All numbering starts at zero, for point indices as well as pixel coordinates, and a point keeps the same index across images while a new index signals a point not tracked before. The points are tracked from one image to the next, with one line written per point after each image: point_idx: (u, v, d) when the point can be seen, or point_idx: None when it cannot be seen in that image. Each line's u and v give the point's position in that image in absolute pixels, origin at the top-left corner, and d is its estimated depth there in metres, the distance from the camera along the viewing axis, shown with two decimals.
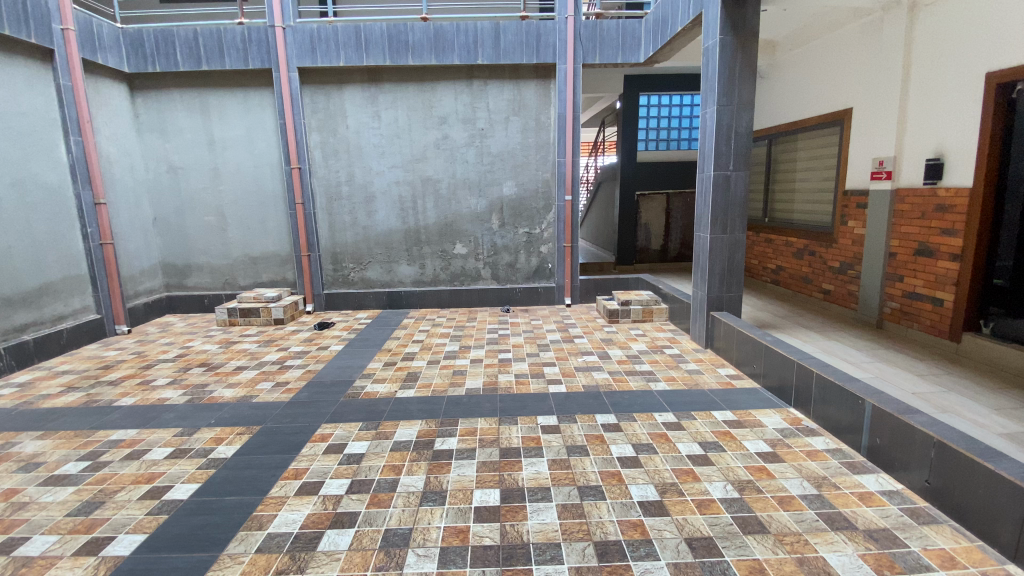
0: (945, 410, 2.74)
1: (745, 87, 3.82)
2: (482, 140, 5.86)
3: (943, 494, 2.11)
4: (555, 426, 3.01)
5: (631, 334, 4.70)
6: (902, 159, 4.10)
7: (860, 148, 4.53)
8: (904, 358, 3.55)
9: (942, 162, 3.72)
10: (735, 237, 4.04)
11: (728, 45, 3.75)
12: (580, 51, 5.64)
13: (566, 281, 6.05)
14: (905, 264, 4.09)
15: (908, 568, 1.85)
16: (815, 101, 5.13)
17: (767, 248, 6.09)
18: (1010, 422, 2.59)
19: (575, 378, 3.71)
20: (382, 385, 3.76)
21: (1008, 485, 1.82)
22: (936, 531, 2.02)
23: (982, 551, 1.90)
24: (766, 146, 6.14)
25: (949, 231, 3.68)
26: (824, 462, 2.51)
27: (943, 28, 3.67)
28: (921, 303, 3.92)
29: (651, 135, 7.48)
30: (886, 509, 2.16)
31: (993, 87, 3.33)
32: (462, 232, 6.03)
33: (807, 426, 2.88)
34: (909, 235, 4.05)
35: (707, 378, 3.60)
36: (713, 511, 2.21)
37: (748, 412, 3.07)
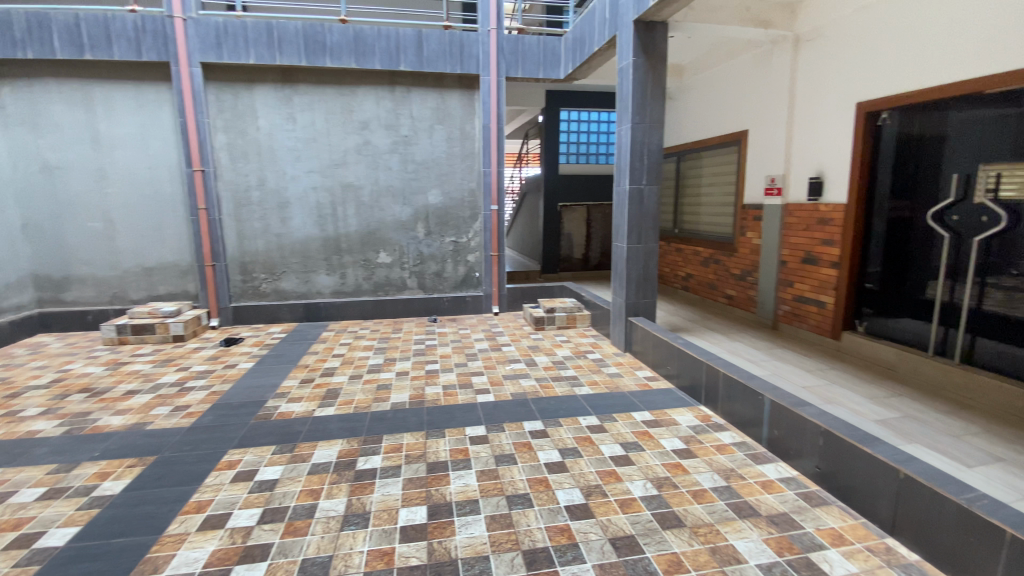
0: (830, 401, 3.07)
1: (656, 106, 4.07)
2: (406, 147, 5.75)
3: (831, 477, 2.36)
4: (483, 437, 2.99)
5: (556, 340, 4.81)
6: (790, 177, 4.57)
7: (756, 166, 5.00)
8: (795, 355, 3.95)
9: (822, 181, 4.20)
10: (649, 246, 4.27)
11: (640, 66, 3.99)
12: (503, 64, 5.72)
13: (494, 289, 6.05)
14: (794, 271, 4.55)
15: (804, 548, 2.03)
16: (717, 122, 5.59)
17: (677, 256, 6.52)
18: (882, 409, 2.95)
19: (503, 387, 3.71)
20: (299, 404, 3.53)
21: (884, 466, 2.06)
22: (826, 512, 2.24)
23: (865, 528, 2.14)
24: (675, 163, 6.59)
25: (828, 241, 4.16)
26: (731, 455, 2.71)
27: (821, 62, 4.16)
28: (808, 305, 4.39)
29: (572, 149, 7.75)
30: (785, 495, 2.37)
31: (862, 116, 3.82)
32: (386, 241, 5.86)
33: (716, 421, 3.10)
34: (796, 245, 4.52)
35: (627, 380, 3.77)
36: (635, 509, 2.30)
37: (665, 411, 3.24)
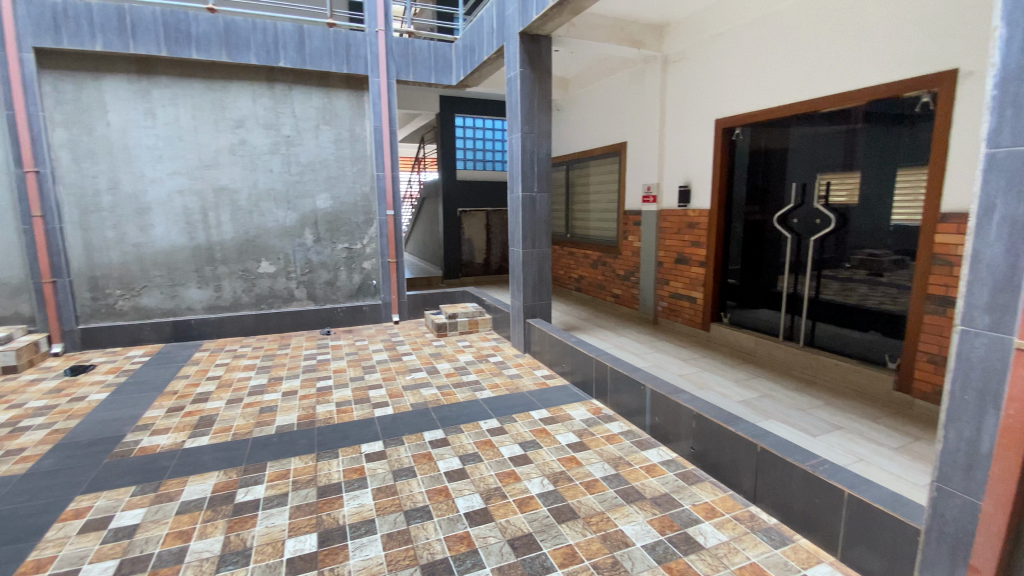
0: (702, 386, 3.41)
1: (544, 117, 4.24)
2: (288, 148, 5.39)
3: (703, 456, 2.61)
4: (379, 452, 2.88)
5: (458, 346, 4.79)
6: (663, 185, 5.00)
7: (633, 175, 5.40)
8: (673, 346, 4.33)
9: (690, 189, 4.66)
10: (543, 250, 4.42)
11: (527, 77, 4.13)
12: (393, 67, 5.60)
13: (393, 297, 5.85)
14: (669, 270, 4.99)
15: (682, 523, 2.22)
16: (599, 133, 5.96)
17: (570, 259, 6.83)
18: (743, 390, 3.35)
19: (402, 398, 3.61)
20: (165, 437, 3.13)
21: (745, 442, 2.33)
22: (701, 488, 2.48)
23: (732, 498, 2.39)
24: (564, 171, 6.91)
25: (696, 243, 4.63)
26: (619, 444, 2.89)
27: (685, 82, 4.62)
28: (683, 301, 4.84)
29: (469, 155, 7.81)
30: (666, 476, 2.58)
31: (720, 131, 4.30)
32: (268, 249, 5.44)
33: (606, 413, 3.29)
34: (670, 247, 4.95)
35: (526, 381, 3.86)
36: (532, 507, 2.36)
37: (560, 408, 3.37)
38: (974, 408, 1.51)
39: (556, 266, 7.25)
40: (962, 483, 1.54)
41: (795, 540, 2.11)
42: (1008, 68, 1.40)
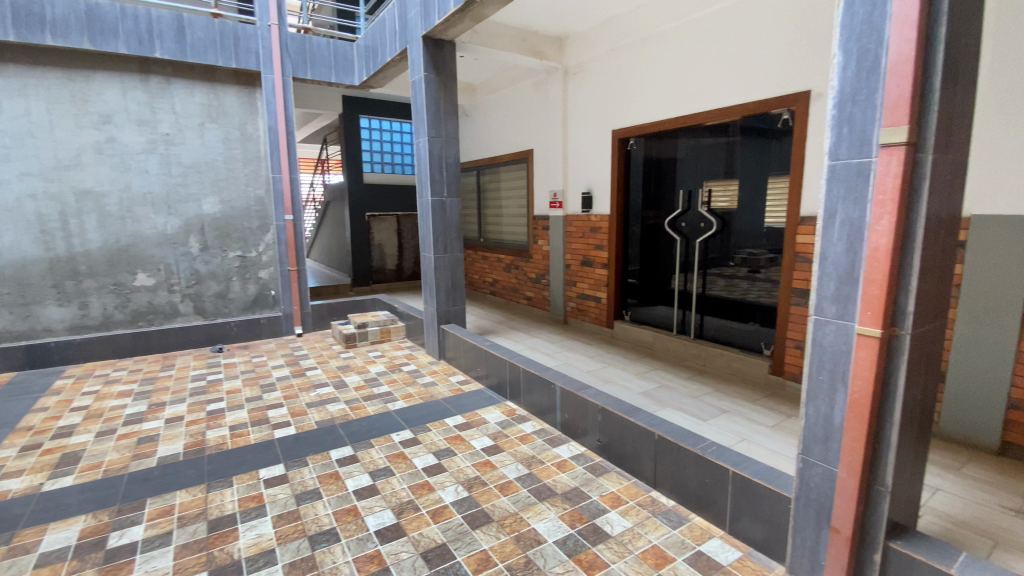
0: (607, 381, 3.59)
1: (450, 122, 4.23)
2: (167, 147, 4.87)
3: (609, 448, 2.74)
4: (280, 476, 2.69)
5: (368, 356, 4.61)
6: (568, 191, 5.20)
7: (540, 181, 5.56)
8: (582, 345, 4.51)
9: (592, 195, 4.89)
10: (454, 256, 4.40)
11: (432, 81, 4.10)
12: (289, 64, 5.28)
13: (295, 308, 5.49)
14: (576, 272, 5.19)
15: (591, 515, 2.31)
16: (506, 139, 6.07)
17: (484, 263, 6.86)
18: (645, 382, 3.58)
19: (306, 416, 3.40)
20: (17, 481, 2.67)
21: (644, 431, 2.49)
22: (607, 479, 2.60)
23: (635, 485, 2.54)
24: (474, 176, 6.94)
25: (599, 246, 4.86)
26: (532, 443, 2.95)
27: (585, 93, 4.85)
28: (589, 301, 5.06)
29: (376, 158, 7.59)
30: (575, 470, 2.67)
31: (617, 141, 4.56)
32: (145, 259, 4.87)
33: (519, 414, 3.34)
34: (576, 250, 5.16)
35: (440, 388, 3.80)
36: (446, 516, 2.32)
37: (475, 412, 3.37)
38: (827, 387, 1.74)
39: (470, 270, 7.24)
40: (822, 454, 1.77)
41: (690, 519, 2.28)
42: (843, 92, 1.64)
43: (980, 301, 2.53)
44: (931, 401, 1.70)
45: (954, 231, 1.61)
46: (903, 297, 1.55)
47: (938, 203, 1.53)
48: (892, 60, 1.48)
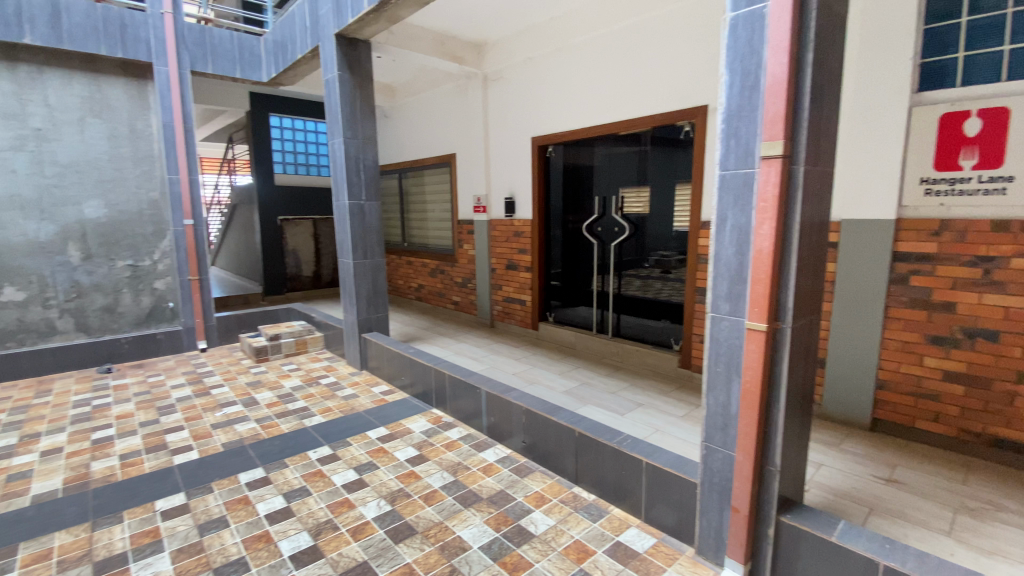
0: (533, 382, 3.65)
1: (367, 124, 4.11)
2: (39, 143, 4.29)
3: (533, 449, 2.78)
4: (181, 506, 2.45)
5: (283, 370, 4.34)
6: (491, 195, 5.23)
7: (463, 185, 5.55)
8: (508, 347, 4.56)
9: (514, 200, 4.97)
10: (375, 261, 4.27)
11: (347, 81, 3.96)
12: (186, 56, 4.86)
13: (197, 320, 5.04)
14: (501, 276, 5.24)
15: (515, 516, 2.33)
16: (428, 142, 5.99)
17: (407, 268, 6.71)
18: (568, 381, 3.68)
19: (211, 438, 3.13)
20: None
21: (566, 429, 2.56)
22: (532, 479, 2.63)
23: (559, 483, 2.60)
24: (394, 179, 6.79)
25: (523, 250, 4.95)
26: (457, 450, 2.92)
27: (505, 99, 4.91)
28: (514, 304, 5.13)
29: (289, 158, 7.20)
30: (500, 473, 2.68)
31: (537, 148, 4.67)
32: (12, 270, 4.25)
33: (445, 421, 3.30)
34: (500, 254, 5.21)
35: (362, 400, 3.66)
36: (367, 533, 2.24)
37: (399, 422, 3.28)
38: (724, 378, 1.89)
39: (393, 276, 7.06)
40: (722, 440, 1.92)
41: (609, 511, 2.38)
42: (730, 108, 1.80)
43: (851, 296, 2.86)
44: (810, 386, 1.90)
45: (824, 234, 1.81)
46: (783, 293, 1.72)
47: (810, 210, 1.72)
48: (769, 80, 1.64)
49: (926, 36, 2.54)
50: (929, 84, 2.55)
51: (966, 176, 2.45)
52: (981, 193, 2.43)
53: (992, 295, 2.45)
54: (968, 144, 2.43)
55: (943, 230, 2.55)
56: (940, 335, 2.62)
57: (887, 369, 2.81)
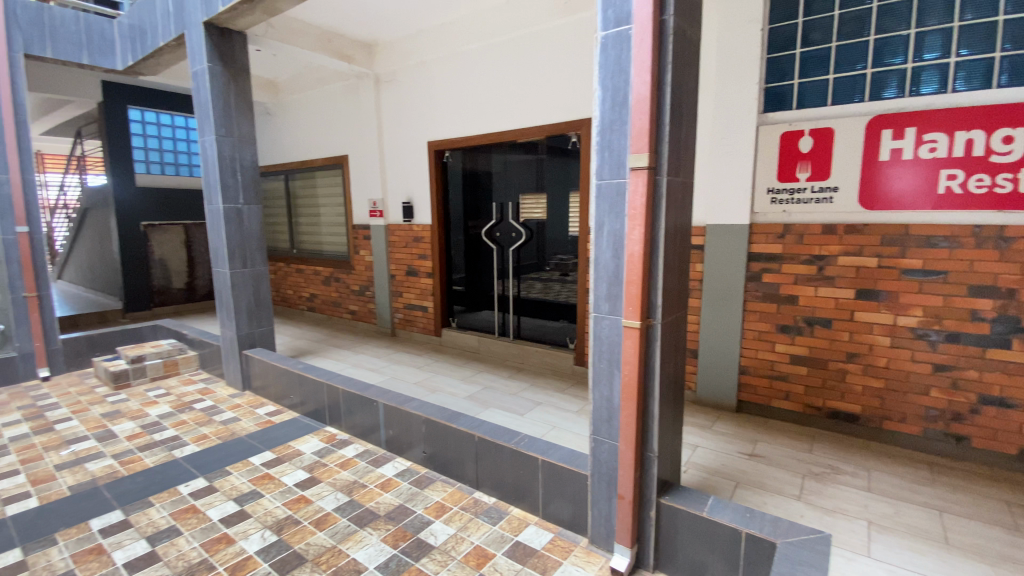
0: (434, 390, 3.59)
1: (244, 121, 3.80)
2: None
3: (433, 459, 2.73)
4: (12, 566, 2.07)
5: (149, 396, 3.85)
6: (387, 200, 5.08)
7: (357, 189, 5.33)
8: (409, 356, 4.45)
9: (412, 204, 4.88)
10: (257, 270, 3.95)
11: (219, 74, 3.63)
12: (18, 36, 4.14)
13: (37, 345, 4.30)
14: (401, 283, 5.11)
15: (414, 530, 2.27)
16: (317, 144, 5.67)
17: (297, 277, 6.27)
18: (469, 386, 3.68)
19: (54, 482, 2.69)
20: None
21: (465, 435, 2.55)
22: (432, 489, 2.59)
23: (460, 490, 2.58)
24: (278, 181, 6.36)
25: (423, 255, 4.88)
26: (353, 468, 2.79)
27: (399, 101, 4.80)
28: (416, 311, 5.03)
29: (153, 157, 6.47)
30: (399, 487, 2.60)
31: (434, 152, 4.63)
32: None
33: (340, 438, 3.14)
34: (400, 260, 5.08)
35: (245, 423, 3.36)
36: (250, 568, 2.05)
37: (287, 445, 3.06)
38: (607, 374, 2.01)
39: (280, 286, 6.57)
40: (607, 432, 2.03)
41: (509, 512, 2.41)
42: (603, 122, 1.91)
43: (718, 292, 3.18)
44: (681, 376, 2.09)
45: (686, 238, 2.00)
46: (653, 293, 1.87)
47: (673, 217, 1.88)
48: (635, 98, 1.78)
49: (769, 63, 2.90)
50: (773, 106, 2.91)
51: (803, 186, 2.85)
52: (814, 202, 2.83)
53: (825, 288, 2.87)
54: (803, 158, 2.82)
55: (786, 233, 2.94)
56: (788, 324, 3.00)
57: (748, 355, 3.17)
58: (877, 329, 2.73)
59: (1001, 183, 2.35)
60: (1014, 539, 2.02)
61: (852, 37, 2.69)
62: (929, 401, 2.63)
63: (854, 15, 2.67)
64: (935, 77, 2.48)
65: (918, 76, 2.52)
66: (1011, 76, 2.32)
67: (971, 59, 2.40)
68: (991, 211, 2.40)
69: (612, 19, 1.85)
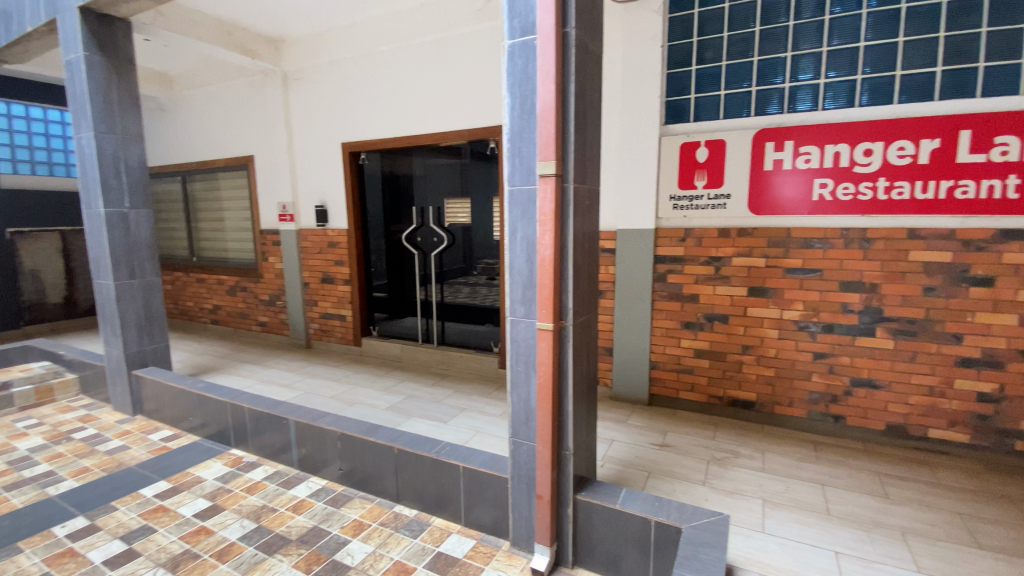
0: (353, 403, 3.45)
1: (129, 118, 3.45)
2: None
3: (351, 475, 2.63)
4: None
5: (16, 429, 3.36)
6: (299, 204, 4.82)
7: (266, 192, 5.01)
8: (326, 368, 4.25)
9: (325, 208, 4.66)
10: (147, 281, 3.59)
11: (98, 65, 3.26)
12: None
13: None
14: (316, 291, 4.86)
15: (330, 552, 2.17)
16: (219, 144, 5.27)
17: (198, 288, 5.77)
18: (390, 397, 3.58)
19: None
20: None
21: (383, 447, 2.48)
22: (349, 507, 2.48)
23: (379, 506, 2.50)
24: (174, 184, 5.84)
25: (339, 261, 4.67)
26: (262, 492, 2.61)
27: (310, 100, 4.58)
28: (333, 320, 4.81)
29: (21, 155, 5.74)
30: (313, 509, 2.47)
31: (348, 154, 4.45)
32: None
33: (247, 461, 2.93)
34: (315, 267, 4.83)
35: (136, 451, 3.04)
36: None
37: (186, 472, 2.80)
38: (524, 377, 2.04)
39: (179, 298, 6.01)
40: (525, 434, 2.06)
41: (430, 523, 2.37)
42: (513, 129, 1.94)
43: (631, 293, 3.35)
44: (593, 375, 2.17)
45: (594, 243, 2.08)
46: (565, 296, 1.92)
47: (581, 223, 1.95)
48: (541, 106, 1.82)
49: (669, 79, 3.10)
50: (673, 119, 3.12)
51: (701, 193, 3.07)
52: (710, 208, 3.06)
53: (722, 286, 3.10)
54: (701, 167, 3.04)
55: (687, 237, 3.16)
56: (692, 321, 3.22)
57: (658, 351, 3.35)
58: (767, 323, 3.01)
59: (863, 191, 2.68)
60: (882, 504, 2.30)
61: (739, 57, 2.94)
62: (812, 385, 2.94)
63: (741, 37, 2.92)
64: (808, 96, 2.77)
65: (795, 95, 2.81)
66: (870, 97, 2.65)
67: (838, 81, 2.71)
68: (856, 216, 2.72)
69: (518, 28, 1.88)
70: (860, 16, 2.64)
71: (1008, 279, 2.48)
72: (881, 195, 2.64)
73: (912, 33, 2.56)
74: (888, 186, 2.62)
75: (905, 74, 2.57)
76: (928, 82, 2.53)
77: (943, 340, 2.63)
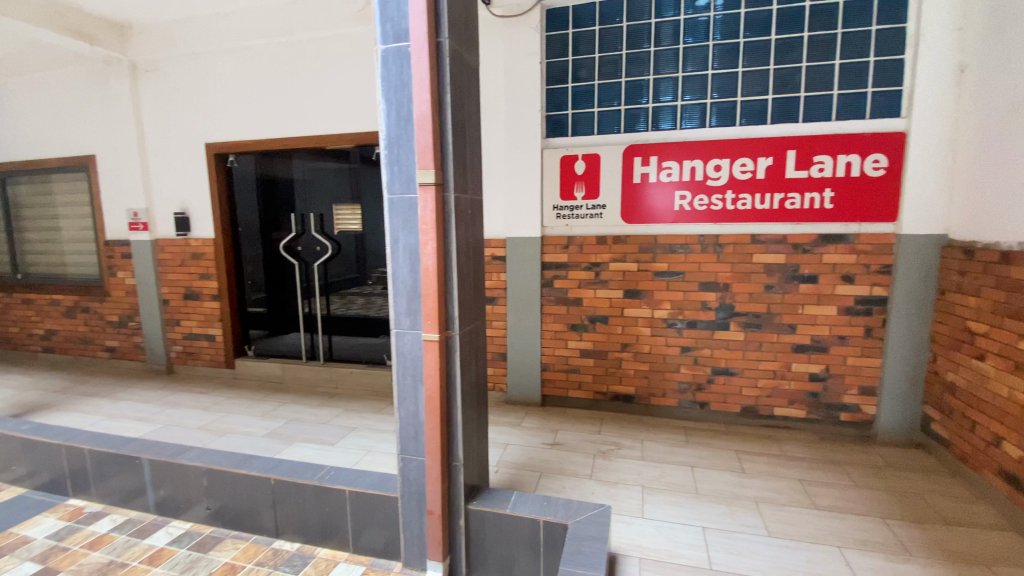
0: (224, 433, 3.13)
1: None
2: None
3: (221, 513, 2.38)
4: None
5: None
6: (154, 211, 4.27)
7: (112, 198, 4.37)
8: (194, 396, 3.81)
9: (187, 216, 4.18)
10: None
11: None
12: None
13: None
14: (179, 309, 4.34)
15: None
16: (49, 141, 4.49)
17: (24, 310, 4.87)
18: (270, 422, 3.30)
19: None
20: None
21: (257, 479, 2.28)
22: (220, 550, 2.25)
23: (255, 544, 2.29)
24: None
25: (205, 275, 4.22)
26: (109, 545, 2.26)
27: (166, 95, 4.09)
28: (200, 340, 4.33)
29: None
30: (175, 557, 2.19)
31: (214, 156, 4.05)
32: None
33: (90, 512, 2.52)
34: (176, 282, 4.31)
35: None
36: None
37: (5, 534, 2.34)
38: (411, 390, 1.99)
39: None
40: (415, 448, 2.01)
41: (315, 555, 2.22)
42: (390, 137, 1.90)
43: (519, 299, 3.44)
44: (482, 382, 2.19)
45: (477, 252, 2.10)
46: (449, 306, 1.92)
47: (463, 232, 1.96)
48: (417, 116, 1.80)
49: (549, 94, 3.25)
50: (554, 132, 3.27)
51: (579, 203, 3.26)
52: (589, 216, 3.26)
53: (601, 289, 3.31)
54: (579, 179, 3.23)
55: (569, 244, 3.33)
56: (576, 322, 3.39)
57: (547, 353, 3.48)
58: (640, 322, 3.27)
59: (715, 202, 3.02)
60: (739, 479, 2.61)
61: (609, 77, 3.16)
62: (681, 376, 3.25)
63: (610, 58, 3.14)
64: (669, 116, 3.07)
65: (657, 114, 3.09)
66: (718, 119, 3.00)
67: (692, 103, 3.03)
68: (712, 223, 3.06)
69: (391, 34, 1.84)
70: (708, 47, 2.98)
71: (827, 276, 2.95)
72: (731, 205, 3.00)
73: (750, 64, 2.93)
74: (735, 198, 2.99)
75: (745, 100, 2.95)
76: (762, 108, 2.93)
77: (783, 330, 3.06)
